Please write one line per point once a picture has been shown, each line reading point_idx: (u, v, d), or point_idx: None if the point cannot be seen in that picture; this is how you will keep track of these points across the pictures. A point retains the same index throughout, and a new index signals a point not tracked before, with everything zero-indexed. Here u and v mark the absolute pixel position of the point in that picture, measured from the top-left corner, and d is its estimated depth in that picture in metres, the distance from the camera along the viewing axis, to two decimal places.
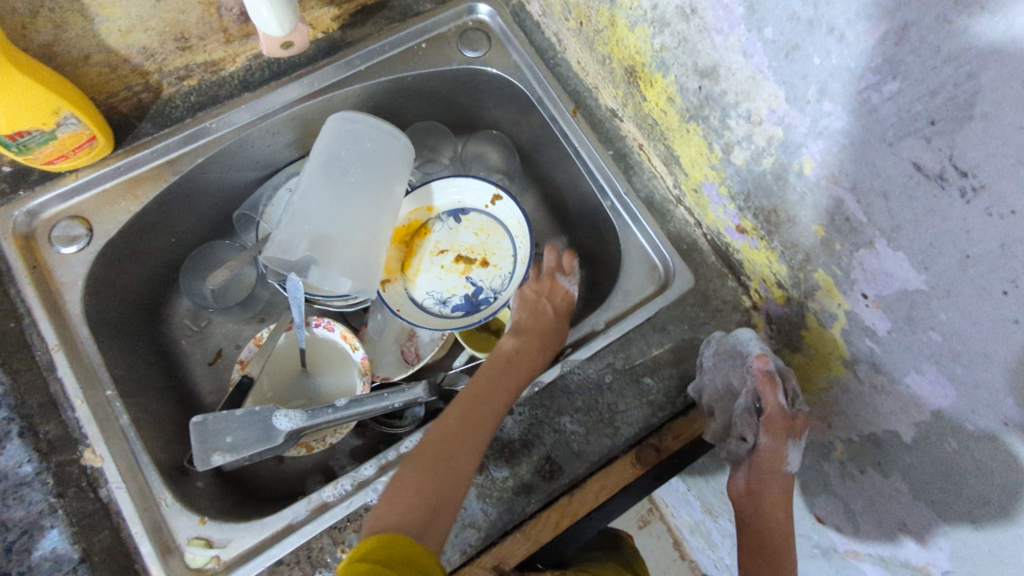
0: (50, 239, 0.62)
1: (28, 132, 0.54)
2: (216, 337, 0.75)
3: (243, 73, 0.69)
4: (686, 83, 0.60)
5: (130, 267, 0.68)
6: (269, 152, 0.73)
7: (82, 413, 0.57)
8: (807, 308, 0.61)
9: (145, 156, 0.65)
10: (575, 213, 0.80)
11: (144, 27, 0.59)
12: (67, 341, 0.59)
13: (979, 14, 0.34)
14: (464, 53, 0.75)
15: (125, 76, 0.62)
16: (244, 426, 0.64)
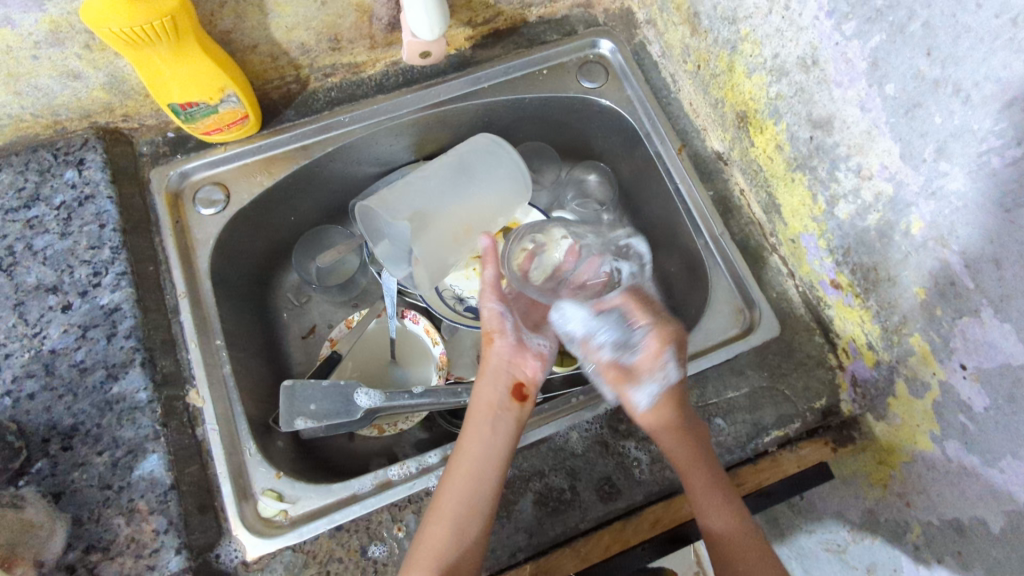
0: (194, 200, 0.70)
1: (197, 104, 0.64)
2: (312, 314, 0.82)
3: (379, 77, 0.76)
4: (797, 132, 0.60)
5: (254, 236, 0.75)
6: (389, 152, 0.80)
7: (194, 355, 0.63)
8: (897, 374, 0.59)
9: (284, 139, 0.72)
10: (665, 249, 0.81)
11: (306, 26, 0.66)
12: (192, 290, 0.66)
13: None
14: (582, 83, 0.80)
15: (280, 68, 0.70)
16: (326, 397, 0.68)
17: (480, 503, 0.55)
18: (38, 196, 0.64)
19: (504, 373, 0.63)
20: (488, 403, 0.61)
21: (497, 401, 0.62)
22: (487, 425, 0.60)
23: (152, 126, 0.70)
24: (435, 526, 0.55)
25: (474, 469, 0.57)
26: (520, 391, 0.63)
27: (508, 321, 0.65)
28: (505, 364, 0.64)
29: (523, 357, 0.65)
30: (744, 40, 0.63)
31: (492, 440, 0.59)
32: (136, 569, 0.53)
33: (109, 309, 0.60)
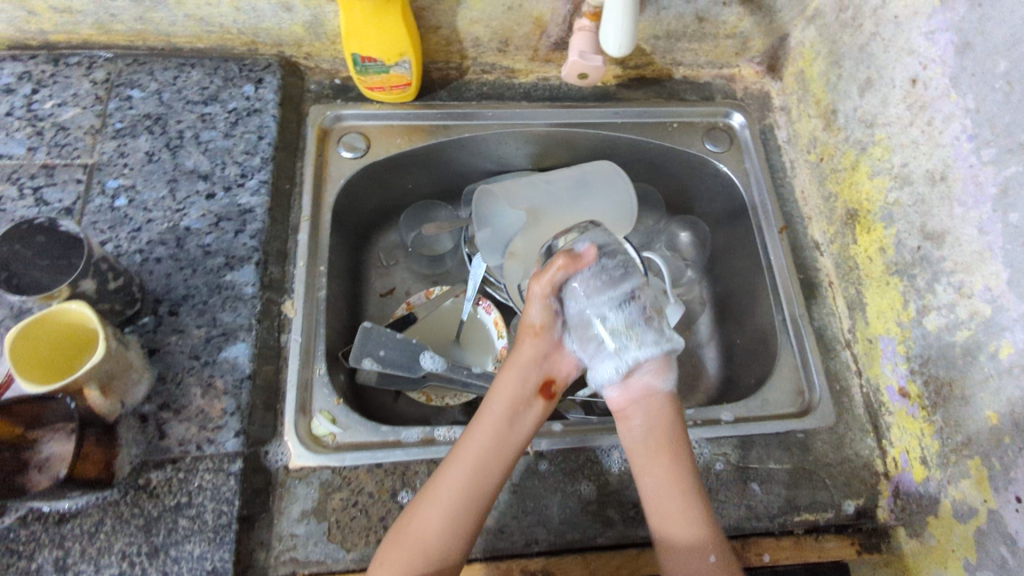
0: (339, 141, 0.77)
1: (375, 60, 0.71)
2: (395, 278, 0.86)
3: (528, 86, 0.83)
4: (905, 239, 0.63)
5: (374, 190, 0.82)
6: (513, 154, 0.86)
7: (299, 271, 0.68)
8: (945, 493, 0.59)
9: (431, 113, 0.79)
10: (738, 318, 0.84)
11: (488, 23, 0.74)
12: (314, 216, 0.72)
13: None
14: (706, 145, 0.84)
15: (449, 53, 0.78)
16: (396, 349, 0.72)
17: (475, 502, 0.55)
18: (216, 97, 0.72)
19: (536, 371, 0.61)
20: (513, 400, 0.60)
21: (523, 394, 0.60)
22: (506, 422, 0.59)
23: (325, 70, 0.78)
24: (430, 512, 0.54)
25: (479, 468, 0.56)
26: (546, 389, 0.62)
27: (559, 320, 0.62)
28: (538, 358, 0.62)
29: (560, 354, 0.62)
30: (876, 143, 0.67)
31: (497, 444, 0.58)
32: (198, 438, 0.57)
33: (244, 209, 0.67)
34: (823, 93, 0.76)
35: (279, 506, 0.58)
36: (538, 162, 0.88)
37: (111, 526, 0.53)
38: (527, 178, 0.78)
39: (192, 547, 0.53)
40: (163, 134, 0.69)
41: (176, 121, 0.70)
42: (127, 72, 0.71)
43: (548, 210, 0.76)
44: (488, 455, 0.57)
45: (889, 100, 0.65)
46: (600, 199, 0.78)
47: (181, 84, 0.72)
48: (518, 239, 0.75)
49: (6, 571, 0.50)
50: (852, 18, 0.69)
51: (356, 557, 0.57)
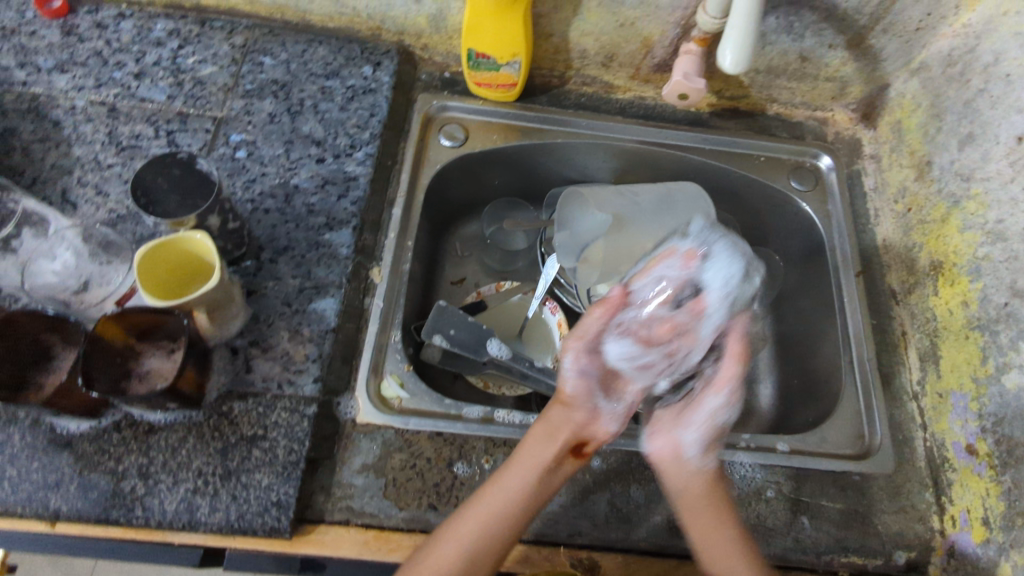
0: (440, 129, 0.81)
1: (488, 57, 0.76)
2: (466, 268, 0.89)
3: (624, 103, 0.86)
4: (992, 295, 0.63)
5: (463, 180, 0.85)
6: (599, 166, 0.88)
7: (390, 242, 0.71)
8: (1007, 556, 0.58)
9: (530, 115, 0.83)
10: (801, 358, 0.83)
11: (598, 37, 0.78)
12: (409, 194, 0.76)
13: None
14: (791, 182, 0.85)
15: (556, 61, 0.82)
16: (466, 330, 0.75)
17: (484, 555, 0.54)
18: (338, 73, 0.77)
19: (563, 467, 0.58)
20: (550, 426, 0.59)
21: (565, 424, 0.59)
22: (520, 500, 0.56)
23: (436, 63, 0.83)
24: (453, 533, 0.54)
25: (473, 527, 0.54)
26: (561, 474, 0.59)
27: None
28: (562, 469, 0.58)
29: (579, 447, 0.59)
30: (971, 198, 0.67)
31: (483, 517, 0.55)
32: (280, 377, 0.60)
33: (349, 176, 0.71)
34: (919, 144, 0.76)
35: (343, 456, 0.61)
36: (621, 178, 0.90)
37: (191, 445, 0.56)
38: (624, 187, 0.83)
39: (260, 477, 0.56)
40: (286, 99, 0.74)
41: (299, 90, 0.75)
42: (261, 41, 0.78)
43: (632, 220, 0.80)
44: (511, 491, 0.56)
45: (990, 157, 0.66)
46: (682, 219, 0.80)
47: (307, 57, 0.78)
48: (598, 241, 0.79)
49: (95, 468, 0.54)
50: (960, 73, 0.70)
51: (407, 516, 0.59)
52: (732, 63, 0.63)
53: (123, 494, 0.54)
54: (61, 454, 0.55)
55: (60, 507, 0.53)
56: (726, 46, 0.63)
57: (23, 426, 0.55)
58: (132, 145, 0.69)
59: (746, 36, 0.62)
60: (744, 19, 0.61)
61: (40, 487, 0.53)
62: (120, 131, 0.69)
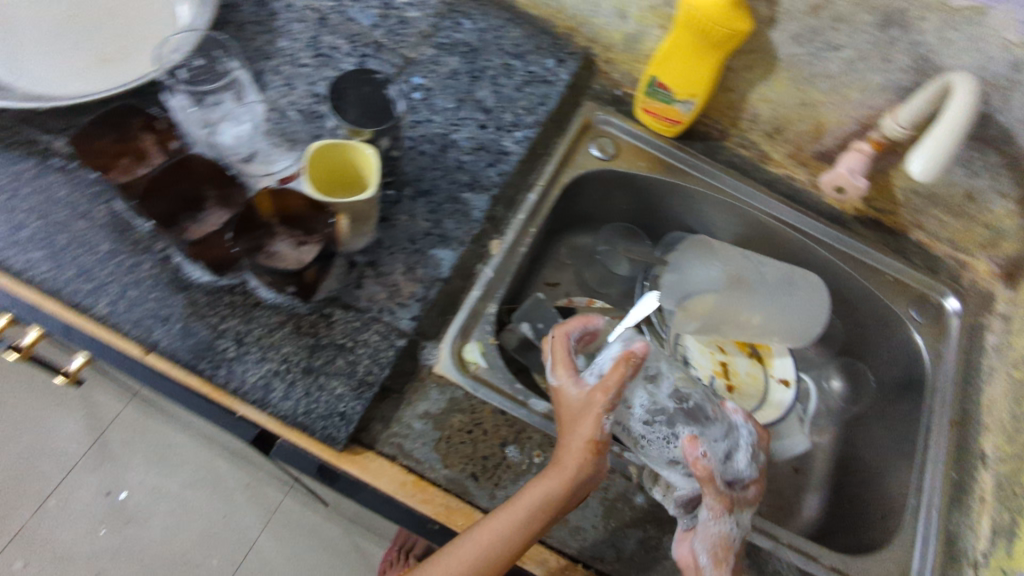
0: (594, 139, 0.83)
1: (667, 90, 0.78)
2: (566, 274, 0.90)
3: (773, 177, 0.86)
4: None
5: (596, 194, 0.87)
6: (725, 228, 0.89)
7: (517, 222, 0.74)
8: None
9: (681, 156, 0.84)
10: (861, 485, 0.80)
11: (775, 106, 0.78)
12: (547, 186, 0.78)
13: None
14: (911, 311, 0.82)
15: (724, 116, 0.83)
16: (552, 329, 0.77)
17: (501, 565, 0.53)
18: (524, 56, 0.81)
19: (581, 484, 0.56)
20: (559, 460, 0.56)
21: (572, 452, 0.56)
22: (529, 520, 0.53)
23: (612, 79, 0.86)
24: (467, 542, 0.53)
25: (481, 541, 0.53)
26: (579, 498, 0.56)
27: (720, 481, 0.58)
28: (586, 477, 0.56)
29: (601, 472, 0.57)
30: None
31: (492, 531, 0.53)
32: (384, 303, 0.63)
33: (503, 150, 0.74)
34: None
35: (410, 397, 0.62)
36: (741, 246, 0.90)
37: (288, 331, 0.59)
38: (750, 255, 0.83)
39: (336, 384, 0.58)
40: (471, 63, 0.79)
41: (485, 59, 0.79)
42: (467, 5, 0.82)
43: (751, 285, 0.80)
44: (519, 517, 0.54)
45: None
46: (794, 305, 0.80)
47: (502, 33, 0.82)
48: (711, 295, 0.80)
49: (201, 319, 0.58)
50: None
51: (448, 475, 0.59)
52: (921, 171, 0.64)
53: (215, 350, 0.57)
54: (176, 295, 0.58)
55: (159, 340, 0.56)
56: (920, 152, 0.64)
57: (155, 258, 0.59)
58: (328, 54, 0.73)
59: (942, 149, 0.63)
60: (948, 132, 0.62)
61: (149, 316, 0.57)
62: (323, 38, 0.74)
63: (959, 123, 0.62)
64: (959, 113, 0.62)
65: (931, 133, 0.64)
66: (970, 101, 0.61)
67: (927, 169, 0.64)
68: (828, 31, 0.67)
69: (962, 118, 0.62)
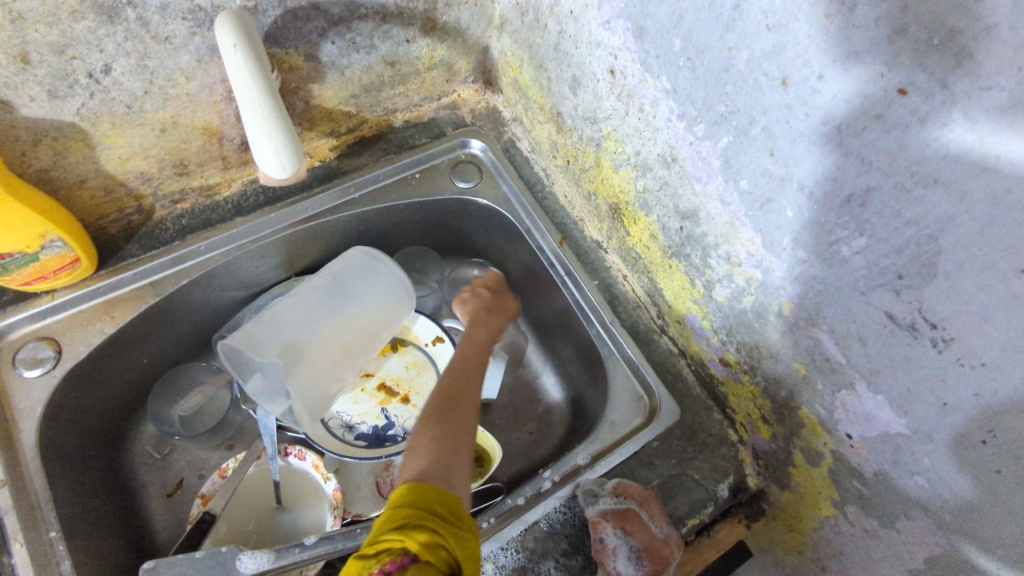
0: (15, 361, 0.58)
1: (11, 254, 0.52)
2: (179, 466, 0.70)
3: (237, 198, 0.69)
4: (667, 223, 0.62)
5: (99, 391, 0.63)
6: (256, 274, 0.72)
7: (20, 557, 0.50)
8: (793, 444, 0.60)
9: (127, 277, 0.62)
10: (562, 342, 0.80)
11: (145, 154, 0.59)
12: (15, 474, 0.53)
13: (955, 154, 0.35)
14: (456, 184, 0.78)
15: (119, 200, 0.61)
16: (196, 572, 0.57)
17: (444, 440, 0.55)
18: None
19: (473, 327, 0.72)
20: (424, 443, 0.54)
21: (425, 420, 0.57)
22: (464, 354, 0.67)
23: None
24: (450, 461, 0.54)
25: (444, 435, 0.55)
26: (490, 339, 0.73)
27: None
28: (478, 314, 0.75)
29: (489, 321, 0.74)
30: (607, 138, 0.65)
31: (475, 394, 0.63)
32: None
33: None
34: (542, 98, 0.73)
35: None
36: (292, 267, 0.75)
37: None
38: (262, 312, 0.64)
39: None
40: None
41: None
42: None
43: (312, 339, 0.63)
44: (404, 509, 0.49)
45: (599, 96, 0.63)
46: (363, 296, 0.68)
47: None
48: (287, 389, 0.62)
49: None
50: (536, 21, 0.67)
51: None
52: (274, 158, 0.54)
53: None
54: None
55: None
56: (259, 142, 0.53)
57: None
58: None
59: (275, 140, 0.53)
60: (261, 118, 0.51)
61: None
62: None
63: (262, 102, 0.50)
64: (256, 87, 0.49)
65: (248, 120, 0.51)
66: (257, 79, 0.49)
67: (281, 165, 0.55)
68: (74, 65, 0.47)
69: (265, 105, 0.50)
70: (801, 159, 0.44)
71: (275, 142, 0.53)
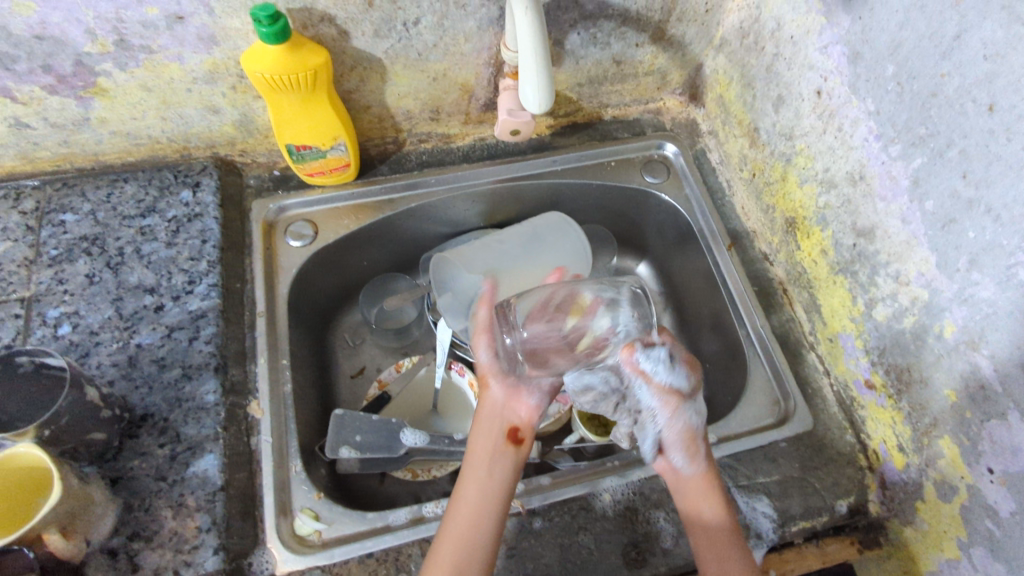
0: (286, 232, 0.76)
1: (310, 147, 0.71)
2: (363, 356, 0.84)
3: (466, 149, 0.85)
4: (841, 239, 0.67)
5: (330, 273, 0.81)
6: (462, 217, 0.86)
7: (261, 369, 0.67)
8: (926, 476, 0.61)
9: (375, 189, 0.80)
10: (707, 341, 0.86)
11: (416, 96, 0.76)
12: (270, 311, 0.71)
13: None
14: (645, 177, 0.88)
15: (384, 129, 0.80)
16: (372, 431, 0.71)
17: (480, 526, 0.56)
18: (154, 209, 0.71)
19: (499, 418, 0.63)
20: (465, 521, 0.56)
21: (495, 445, 0.62)
22: (486, 471, 0.60)
23: (262, 163, 0.78)
24: (476, 521, 0.56)
25: (460, 546, 0.55)
26: (515, 433, 0.63)
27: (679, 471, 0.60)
28: (499, 407, 0.64)
29: (518, 400, 0.64)
30: (798, 154, 0.71)
31: (504, 473, 0.60)
32: (173, 565, 0.54)
33: (196, 314, 0.65)
34: (743, 113, 0.80)
35: None
36: (490, 219, 0.89)
37: None
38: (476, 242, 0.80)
39: None
40: (103, 254, 0.67)
41: (113, 239, 0.68)
42: (57, 197, 0.70)
43: (508, 271, 0.78)
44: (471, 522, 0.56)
45: (801, 113, 0.70)
46: (550, 250, 0.81)
47: (115, 200, 0.71)
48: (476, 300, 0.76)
49: None
50: (755, 43, 0.75)
51: None
52: (536, 94, 0.61)
53: None
54: None
55: None
56: (526, 79, 0.61)
57: None
58: None
59: (540, 76, 0.60)
60: (535, 53, 0.59)
61: None
62: None
63: (538, 39, 0.58)
64: (529, 25, 0.57)
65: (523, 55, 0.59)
66: (536, 25, 0.58)
67: (539, 103, 0.62)
68: (397, 14, 0.63)
69: (539, 49, 0.59)
70: (999, 179, 0.48)
71: (539, 77, 0.60)
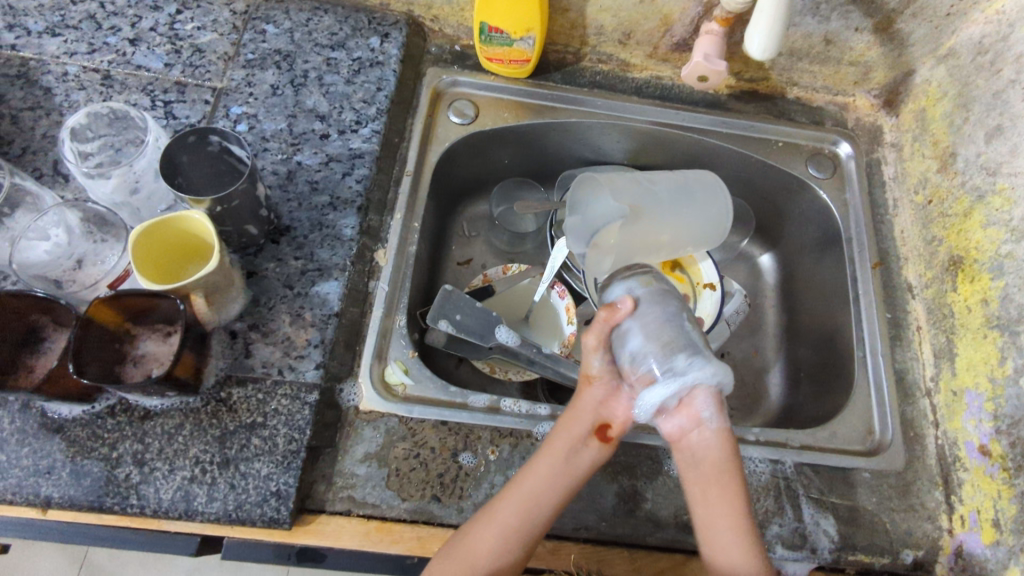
0: (449, 105, 0.77)
1: (501, 32, 0.71)
2: (474, 249, 0.86)
3: (640, 82, 0.82)
4: (1014, 295, 0.62)
5: (473, 159, 0.82)
6: (611, 148, 0.85)
7: (394, 224, 0.69)
8: (1017, 559, 0.57)
9: (542, 93, 0.79)
10: (812, 352, 0.82)
11: (616, 13, 0.73)
12: (416, 174, 0.73)
13: None
14: (809, 169, 0.82)
15: (571, 37, 0.78)
16: (472, 316, 0.73)
17: (535, 521, 0.49)
18: (343, 45, 0.73)
19: (593, 414, 0.54)
20: (522, 502, 0.50)
21: (581, 434, 0.53)
22: (563, 458, 0.52)
23: (446, 34, 0.79)
24: (532, 507, 0.50)
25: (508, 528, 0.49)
26: (603, 431, 0.53)
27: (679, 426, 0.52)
28: (597, 405, 0.54)
29: (617, 398, 0.55)
30: (996, 193, 0.65)
31: (581, 469, 0.52)
32: (281, 363, 0.58)
33: (354, 153, 0.68)
34: (943, 134, 0.74)
35: (343, 443, 0.59)
36: (637, 159, 0.86)
37: (188, 432, 0.55)
38: (625, 176, 0.79)
39: (260, 466, 0.55)
40: (290, 71, 0.71)
41: (302, 61, 0.72)
42: (263, 7, 0.74)
43: (653, 212, 0.77)
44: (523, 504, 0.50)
45: (1019, 151, 0.63)
46: (696, 207, 0.79)
47: (312, 26, 0.74)
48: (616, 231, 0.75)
49: (88, 454, 0.54)
50: (990, 62, 0.67)
51: (410, 508, 0.57)
52: (764, 38, 0.60)
53: (118, 482, 0.53)
54: (53, 439, 0.54)
55: (51, 494, 0.52)
56: (759, 21, 0.60)
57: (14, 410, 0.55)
58: None
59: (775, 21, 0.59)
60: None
61: (30, 474, 0.53)
62: (115, 99, 0.67)
63: None
64: None
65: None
66: None
67: (764, 49, 0.61)
68: None
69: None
70: None
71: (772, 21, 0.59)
